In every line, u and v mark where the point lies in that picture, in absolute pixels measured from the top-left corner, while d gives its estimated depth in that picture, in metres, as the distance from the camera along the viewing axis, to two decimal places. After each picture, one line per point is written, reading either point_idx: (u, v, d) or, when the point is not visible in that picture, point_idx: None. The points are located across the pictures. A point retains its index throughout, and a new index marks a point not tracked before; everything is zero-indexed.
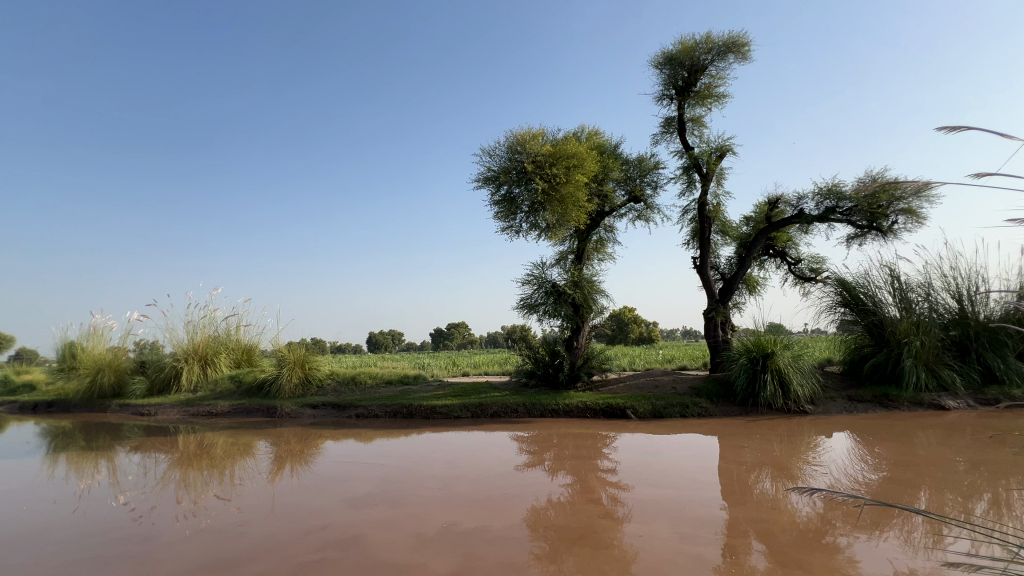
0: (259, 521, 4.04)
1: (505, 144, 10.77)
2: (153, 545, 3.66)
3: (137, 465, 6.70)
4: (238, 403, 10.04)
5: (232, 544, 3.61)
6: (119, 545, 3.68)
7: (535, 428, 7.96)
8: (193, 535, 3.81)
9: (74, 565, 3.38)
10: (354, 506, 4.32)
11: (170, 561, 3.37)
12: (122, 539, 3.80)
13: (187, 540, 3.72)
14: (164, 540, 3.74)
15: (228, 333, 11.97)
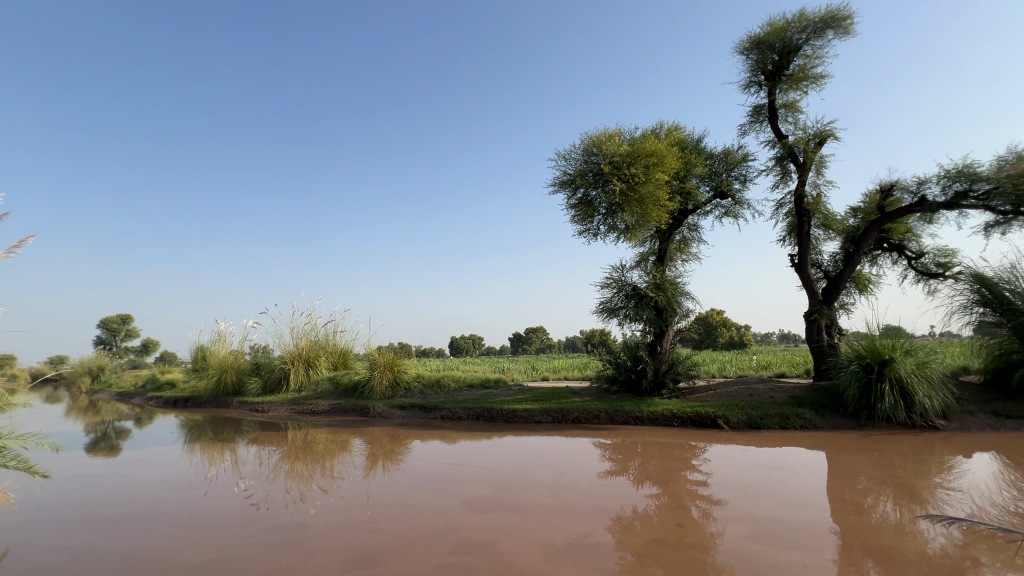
0: (392, 519, 4.13)
1: (580, 147, 10.68)
2: (291, 531, 3.90)
3: (254, 456, 7.52)
4: (336, 403, 10.88)
5: (372, 539, 3.70)
6: (262, 529, 3.97)
7: (618, 436, 7.75)
8: (332, 528, 3.95)
9: (240, 548, 3.55)
10: (457, 508, 4.43)
11: (323, 552, 3.45)
12: (276, 528, 3.99)
13: (333, 534, 3.81)
14: (301, 527, 3.99)
15: (327, 338, 13.03)
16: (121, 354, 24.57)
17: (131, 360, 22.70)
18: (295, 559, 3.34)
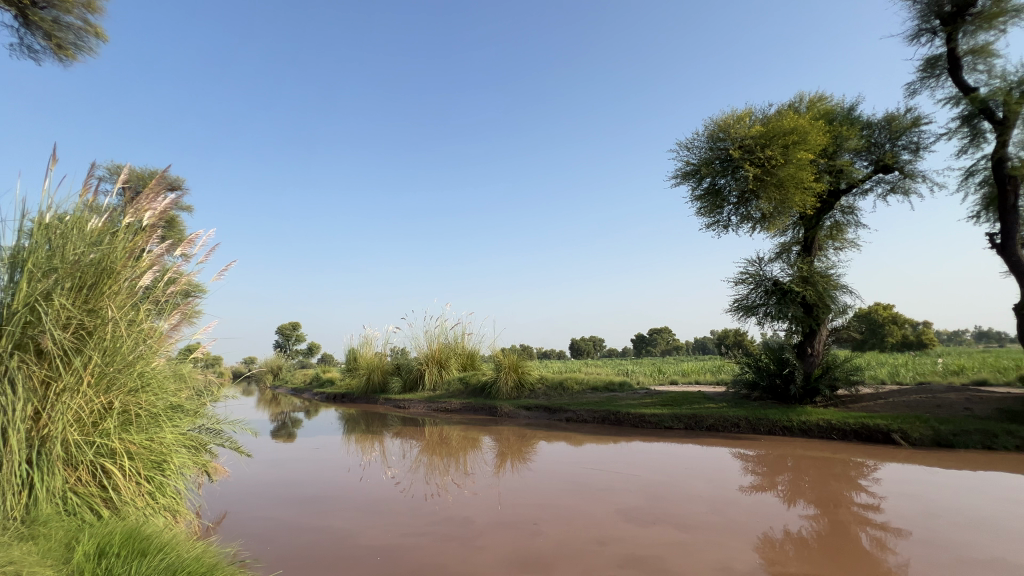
0: (552, 523, 4.17)
1: (704, 133, 9.95)
2: (452, 524, 4.18)
3: (399, 448, 8.33)
4: (467, 402, 11.56)
5: (534, 541, 3.79)
6: (425, 519, 4.31)
7: (763, 447, 7.03)
8: (495, 526, 4.12)
9: (418, 537, 3.87)
10: (607, 516, 4.36)
11: (493, 550, 3.62)
12: (445, 521, 4.29)
13: (496, 532, 3.98)
14: (463, 522, 4.24)
15: (456, 341, 13.92)
16: (295, 356, 29.06)
17: (302, 361, 26.74)
18: (471, 555, 3.54)
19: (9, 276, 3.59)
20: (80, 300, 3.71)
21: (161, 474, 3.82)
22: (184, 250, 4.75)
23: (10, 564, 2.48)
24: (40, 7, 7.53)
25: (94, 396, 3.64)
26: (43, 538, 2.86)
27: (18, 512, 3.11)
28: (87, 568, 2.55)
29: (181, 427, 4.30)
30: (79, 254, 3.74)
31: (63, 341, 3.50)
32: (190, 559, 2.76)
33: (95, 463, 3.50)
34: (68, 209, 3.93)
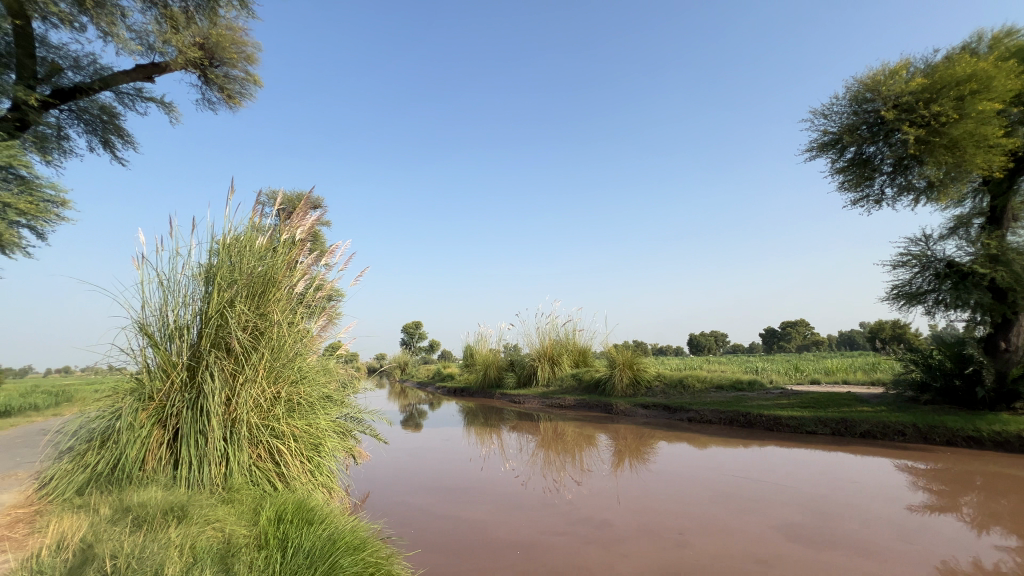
0: (699, 534, 3.93)
1: (847, 96, 8.66)
2: (590, 526, 4.15)
3: (516, 442, 8.59)
4: (581, 399, 11.50)
5: (682, 553, 3.61)
6: (561, 518, 4.34)
7: (938, 460, 5.91)
8: (634, 532, 4.00)
9: (557, 537, 3.90)
10: (765, 532, 3.98)
11: (640, 559, 3.51)
12: (585, 521, 4.27)
13: (638, 538, 3.86)
14: (601, 524, 4.18)
15: (567, 337, 13.93)
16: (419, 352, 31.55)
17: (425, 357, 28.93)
18: (616, 561, 3.48)
19: (204, 288, 4.35)
20: (255, 307, 4.40)
21: (318, 455, 4.40)
22: (327, 260, 5.42)
23: (218, 522, 3.05)
24: (215, 66, 9.17)
25: (268, 387, 4.31)
26: (237, 503, 3.47)
27: (219, 480, 3.81)
28: (271, 530, 3.04)
29: (331, 415, 4.91)
30: (252, 270, 4.43)
31: (244, 341, 4.20)
32: (348, 531, 3.13)
33: (270, 443, 4.14)
34: (241, 231, 4.68)
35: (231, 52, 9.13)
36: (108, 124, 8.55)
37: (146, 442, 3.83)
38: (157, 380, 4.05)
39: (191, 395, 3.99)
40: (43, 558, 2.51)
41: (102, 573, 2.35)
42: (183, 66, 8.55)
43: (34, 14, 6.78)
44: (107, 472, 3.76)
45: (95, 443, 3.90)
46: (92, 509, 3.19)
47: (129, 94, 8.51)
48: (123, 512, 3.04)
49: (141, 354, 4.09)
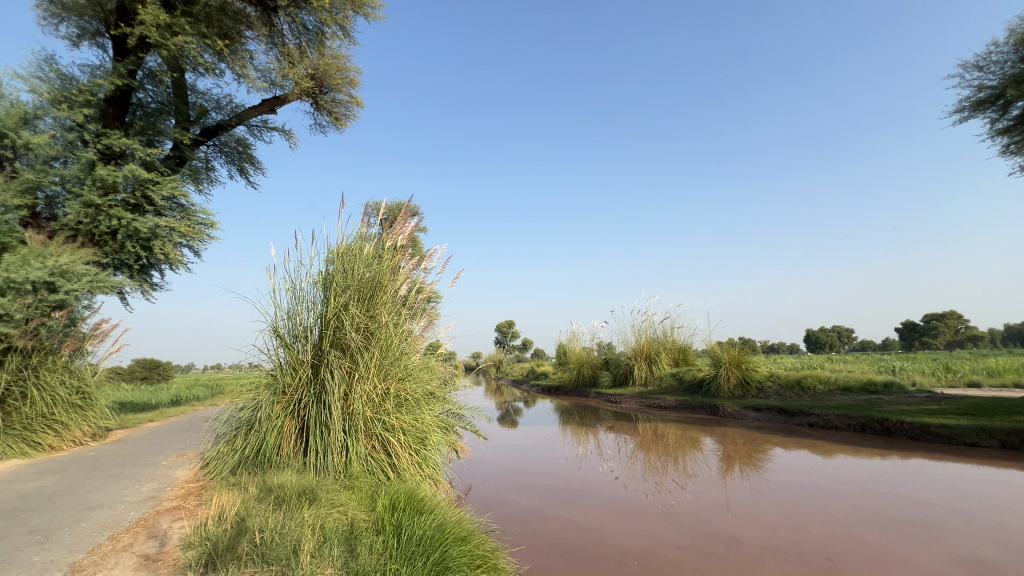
0: (846, 561, 3.47)
1: (1011, 42, 7.19)
2: (717, 541, 3.83)
3: (613, 442, 8.38)
4: (683, 399, 10.91)
5: None
6: (674, 528, 4.11)
7: None
8: (764, 552, 3.65)
9: (675, 550, 3.68)
10: (933, 566, 3.38)
11: None
12: (705, 534, 3.99)
13: (769, 559, 3.51)
14: (729, 540, 3.85)
15: (665, 335, 13.29)
16: (513, 351, 32.20)
17: (519, 356, 29.46)
18: None
19: (322, 294, 4.81)
20: (366, 310, 4.78)
21: (425, 448, 4.67)
22: (425, 263, 5.70)
23: (342, 507, 3.35)
24: (324, 93, 10.14)
25: (379, 383, 4.65)
26: (357, 489, 3.80)
27: (341, 467, 4.20)
28: (386, 516, 3.27)
29: (435, 410, 5.19)
30: (362, 276, 4.82)
31: (358, 341, 4.58)
32: (455, 523, 3.27)
33: (382, 435, 4.47)
34: (351, 241, 5.11)
35: (337, 78, 10.11)
36: (243, 154, 9.87)
37: (281, 431, 4.34)
38: (288, 376, 4.55)
39: (316, 390, 4.44)
40: (208, 527, 2.95)
41: (253, 545, 2.70)
42: (299, 95, 9.59)
43: (186, 66, 8.05)
44: (252, 456, 4.33)
45: (242, 431, 4.50)
46: (243, 488, 3.69)
47: (258, 126, 9.74)
48: (266, 492, 3.47)
49: (275, 353, 4.64)
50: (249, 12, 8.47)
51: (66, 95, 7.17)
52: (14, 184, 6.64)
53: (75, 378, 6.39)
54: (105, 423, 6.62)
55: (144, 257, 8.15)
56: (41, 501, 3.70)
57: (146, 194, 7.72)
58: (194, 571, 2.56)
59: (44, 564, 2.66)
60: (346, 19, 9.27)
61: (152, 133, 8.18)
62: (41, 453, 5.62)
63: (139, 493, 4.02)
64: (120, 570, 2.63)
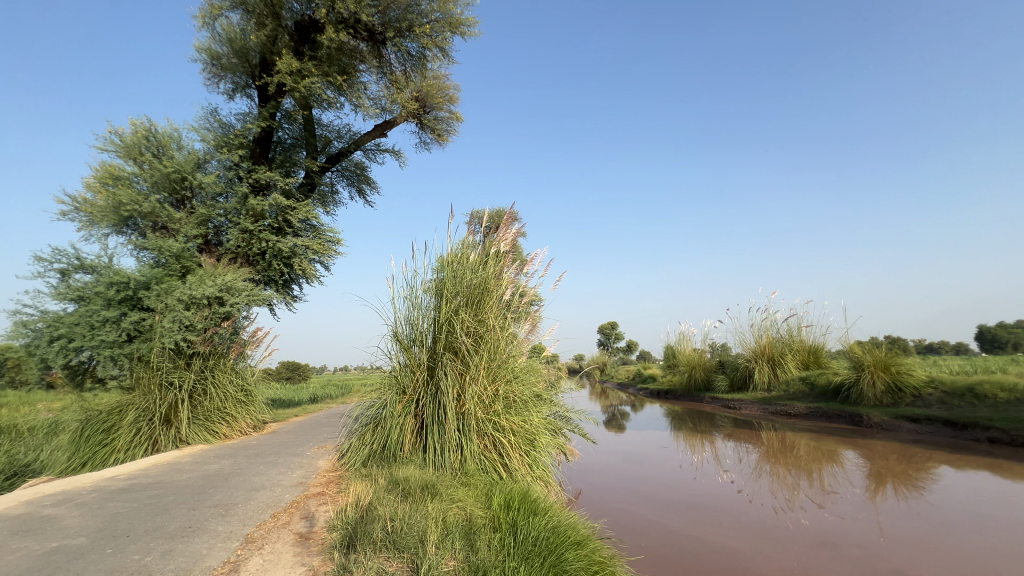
0: None
1: None
2: None
3: (732, 451, 7.76)
4: (816, 407, 9.71)
5: None
6: (816, 553, 3.67)
7: None
8: None
9: None
10: None
11: None
12: (857, 563, 3.50)
13: None
14: None
15: (791, 334, 11.97)
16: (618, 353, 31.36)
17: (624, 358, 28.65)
18: None
19: (434, 301, 5.09)
20: (475, 315, 4.99)
21: (535, 450, 4.75)
22: (526, 269, 5.81)
23: (460, 502, 3.52)
24: (428, 112, 10.81)
25: (489, 385, 4.83)
26: (473, 487, 3.96)
27: (457, 465, 4.42)
28: (503, 515, 3.37)
29: (542, 412, 5.24)
30: (469, 281, 5.04)
31: (469, 344, 4.79)
32: (569, 526, 3.26)
33: (494, 435, 4.62)
34: (459, 249, 5.36)
35: (438, 97, 10.66)
36: (361, 176, 10.93)
37: (403, 428, 4.69)
38: (406, 377, 4.91)
39: (432, 391, 4.74)
40: (347, 513, 3.29)
41: (386, 532, 2.95)
42: (406, 117, 10.15)
43: (314, 103, 9.15)
44: (379, 450, 4.74)
45: (370, 427, 4.95)
46: (373, 479, 4.05)
47: (372, 149, 10.72)
48: (393, 484, 3.77)
49: (395, 356, 5.04)
50: (362, 47, 9.47)
51: (226, 140, 8.57)
52: (193, 218, 8.10)
53: (240, 377, 7.56)
54: (262, 416, 7.73)
55: (287, 273, 9.39)
56: (220, 481, 4.42)
57: (286, 218, 8.92)
58: (339, 551, 2.87)
59: (226, 533, 3.17)
60: (445, 41, 9.88)
61: (289, 165, 9.42)
62: (218, 440, 6.74)
63: (291, 478, 4.63)
64: (282, 544, 3.04)
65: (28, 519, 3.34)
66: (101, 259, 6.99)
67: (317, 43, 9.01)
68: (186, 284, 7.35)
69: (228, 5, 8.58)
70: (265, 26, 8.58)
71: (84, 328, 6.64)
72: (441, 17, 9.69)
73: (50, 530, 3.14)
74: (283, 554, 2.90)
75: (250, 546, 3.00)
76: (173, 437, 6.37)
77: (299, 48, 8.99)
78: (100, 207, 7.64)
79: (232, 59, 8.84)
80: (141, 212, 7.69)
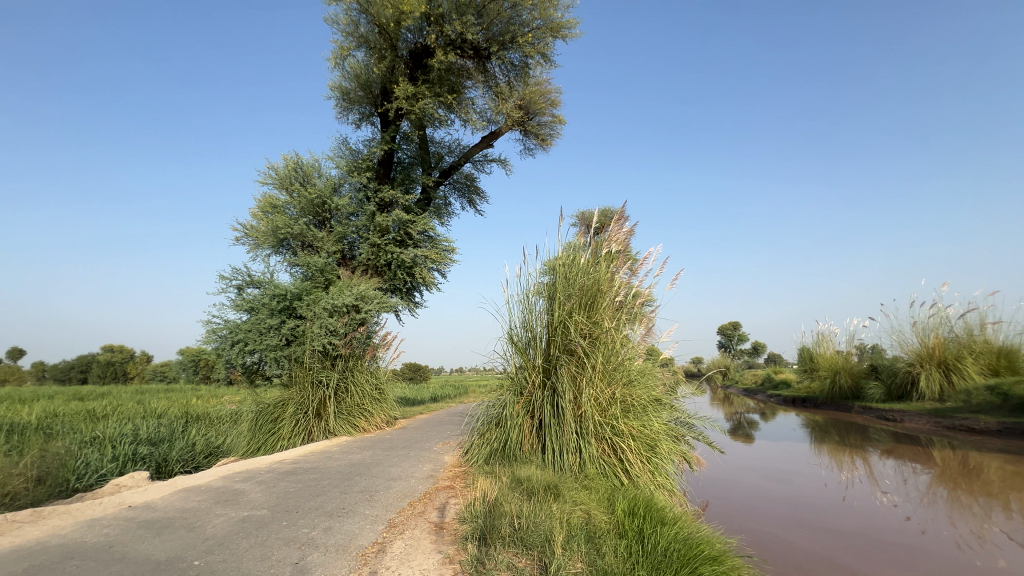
0: None
1: None
2: None
3: (892, 470, 6.66)
4: (1013, 422, 7.89)
5: None
6: None
7: None
8: None
9: None
10: None
11: None
12: None
13: None
14: None
15: (970, 333, 9.90)
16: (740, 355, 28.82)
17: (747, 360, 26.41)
18: None
19: (546, 304, 5.14)
20: (589, 316, 4.95)
21: (656, 456, 4.57)
22: (640, 268, 5.59)
23: (583, 505, 3.50)
24: (532, 118, 11.00)
25: (606, 388, 4.73)
26: (595, 490, 3.92)
27: (576, 467, 4.41)
28: (627, 522, 3.28)
29: (663, 418, 5.01)
30: (582, 283, 5.01)
31: (584, 346, 4.76)
32: (703, 540, 3.06)
33: (613, 439, 4.53)
34: (571, 252, 5.36)
35: (541, 103, 10.82)
36: (471, 187, 11.49)
37: (523, 429, 4.81)
38: (523, 379, 5.02)
39: (549, 393, 4.79)
40: (476, 507, 3.46)
41: (513, 529, 3.04)
42: (511, 126, 10.44)
43: (428, 123, 9.86)
44: (500, 449, 4.91)
45: (490, 426, 5.16)
46: (497, 477, 4.21)
47: (480, 160, 11.23)
48: (516, 483, 3.88)
49: (511, 358, 5.19)
50: (469, 65, 9.99)
51: (355, 164, 9.60)
52: (332, 236, 9.20)
53: (373, 377, 8.39)
54: (393, 413, 8.50)
55: (409, 282, 10.21)
56: (363, 469, 4.95)
57: (407, 231, 9.71)
58: (471, 542, 3.03)
59: (373, 517, 3.53)
60: (546, 46, 10.04)
61: (408, 182, 10.27)
62: (359, 433, 7.55)
63: (422, 471, 5.01)
64: (420, 531, 3.30)
65: (224, 491, 4.06)
66: (265, 275, 8.27)
67: (429, 67, 9.70)
68: (329, 294, 8.37)
69: (354, 45, 9.57)
70: (384, 59, 9.45)
71: (255, 333, 7.91)
72: (542, 24, 9.89)
73: (240, 501, 3.78)
74: (422, 541, 3.14)
75: (393, 530, 3.30)
76: (323, 428, 7.29)
77: (413, 73, 9.75)
78: (263, 231, 9.05)
79: (359, 92, 9.86)
80: (293, 234, 8.94)
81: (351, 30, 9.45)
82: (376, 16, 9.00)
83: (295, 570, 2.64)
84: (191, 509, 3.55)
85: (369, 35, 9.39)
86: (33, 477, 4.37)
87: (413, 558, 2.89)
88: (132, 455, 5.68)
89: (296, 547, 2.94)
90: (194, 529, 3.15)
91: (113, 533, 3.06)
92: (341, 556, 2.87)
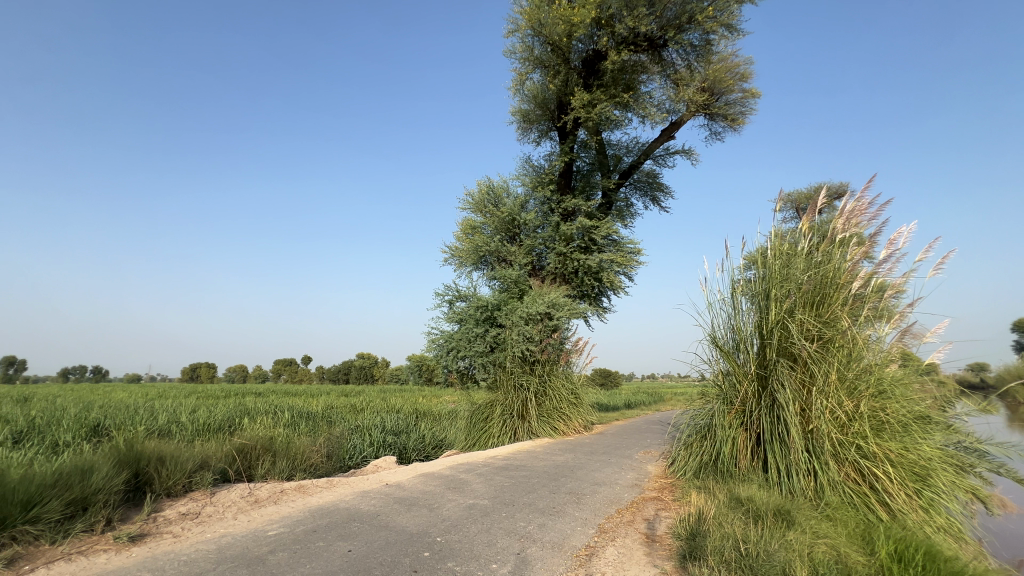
0: None
1: None
2: None
3: None
4: None
5: None
6: None
7: None
8: None
9: None
10: None
11: None
12: None
13: None
14: None
15: None
16: None
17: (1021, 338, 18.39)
18: None
19: (755, 303, 4.52)
20: (818, 315, 4.18)
21: (929, 490, 3.58)
22: (890, 250, 4.47)
23: (827, 539, 2.92)
24: (718, 99, 9.97)
25: (847, 400, 3.89)
26: (842, 523, 3.24)
27: (811, 493, 3.73)
28: (896, 569, 2.62)
29: (936, 440, 3.88)
30: (802, 276, 4.27)
31: (811, 350, 4.00)
32: None
33: (861, 463, 3.70)
34: (789, 241, 4.63)
35: (729, 79, 9.73)
36: (653, 185, 11.01)
37: (737, 442, 4.30)
38: (733, 387, 4.49)
39: (767, 403, 4.18)
40: (690, 523, 3.20)
41: (739, 553, 2.71)
42: (694, 112, 9.66)
43: (605, 127, 9.82)
44: (712, 462, 4.48)
45: (697, 437, 4.75)
46: (712, 494, 3.83)
47: (661, 155, 10.69)
48: (736, 503, 3.46)
49: (716, 362, 4.71)
50: (643, 58, 9.66)
51: (538, 179, 10.18)
52: (523, 249, 9.89)
53: (569, 382, 8.64)
54: (590, 418, 8.60)
55: (596, 288, 10.27)
56: (569, 471, 5.10)
57: (591, 237, 9.79)
58: (688, 561, 2.81)
59: (583, 519, 3.58)
60: (730, 15, 9.18)
61: (589, 189, 10.33)
62: (559, 435, 7.85)
63: (626, 479, 4.91)
64: (631, 541, 3.21)
65: (453, 479, 4.66)
66: (470, 289, 9.35)
67: (602, 71, 9.71)
68: (523, 304, 8.98)
69: (530, 68, 10.14)
70: (559, 73, 9.79)
71: (465, 341, 8.95)
72: None
73: (465, 490, 4.29)
74: (635, 551, 3.05)
75: (604, 536, 3.29)
76: (527, 429, 7.81)
77: (587, 81, 9.90)
78: (465, 252, 10.22)
79: (537, 111, 10.39)
80: (490, 251, 9.90)
81: (526, 55, 10.01)
82: (548, 36, 9.39)
83: (518, 559, 2.85)
84: (431, 492, 4.16)
85: (543, 55, 9.83)
86: (324, 454, 5.72)
87: (628, 568, 2.82)
88: (383, 441, 6.98)
89: (516, 538, 3.16)
90: (434, 510, 3.67)
91: (379, 505, 3.78)
92: (556, 553, 2.98)
